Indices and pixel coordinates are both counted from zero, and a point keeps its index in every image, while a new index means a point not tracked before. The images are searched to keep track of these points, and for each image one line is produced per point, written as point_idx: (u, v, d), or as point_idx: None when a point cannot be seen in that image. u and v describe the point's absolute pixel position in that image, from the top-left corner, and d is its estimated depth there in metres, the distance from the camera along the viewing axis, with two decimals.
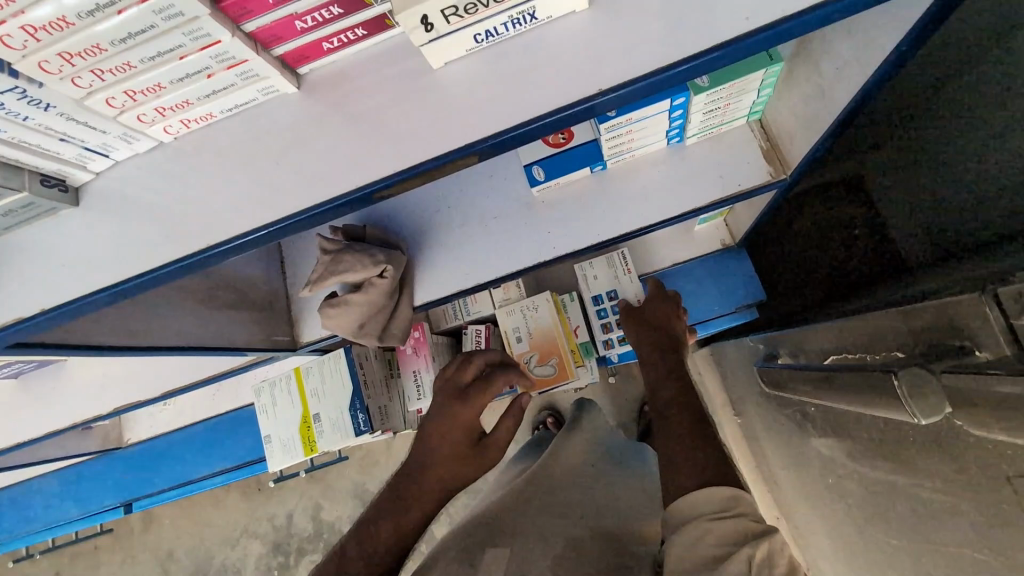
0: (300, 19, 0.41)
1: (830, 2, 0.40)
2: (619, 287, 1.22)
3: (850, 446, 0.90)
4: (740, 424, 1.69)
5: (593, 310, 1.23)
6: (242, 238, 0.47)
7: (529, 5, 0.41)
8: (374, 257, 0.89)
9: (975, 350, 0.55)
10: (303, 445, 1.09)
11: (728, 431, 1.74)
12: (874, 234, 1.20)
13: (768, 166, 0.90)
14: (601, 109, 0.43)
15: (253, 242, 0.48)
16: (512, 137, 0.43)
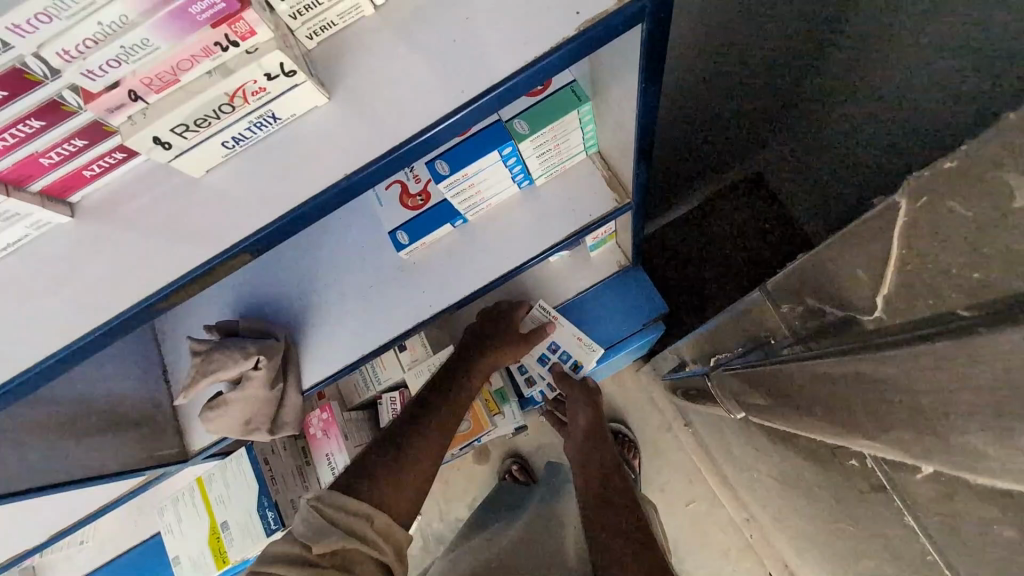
0: (44, 156, 0.43)
1: (555, 50, 0.44)
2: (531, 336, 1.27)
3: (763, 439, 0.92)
4: (692, 433, 1.70)
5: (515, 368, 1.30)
6: (29, 371, 0.47)
7: (263, 109, 0.44)
8: (245, 350, 0.87)
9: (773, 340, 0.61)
10: (214, 558, 1.03)
11: (684, 442, 1.74)
12: (782, 221, 1.34)
13: (612, 193, 0.95)
14: (438, 138, 0.46)
15: (43, 373, 0.47)
16: (362, 179, 0.46)
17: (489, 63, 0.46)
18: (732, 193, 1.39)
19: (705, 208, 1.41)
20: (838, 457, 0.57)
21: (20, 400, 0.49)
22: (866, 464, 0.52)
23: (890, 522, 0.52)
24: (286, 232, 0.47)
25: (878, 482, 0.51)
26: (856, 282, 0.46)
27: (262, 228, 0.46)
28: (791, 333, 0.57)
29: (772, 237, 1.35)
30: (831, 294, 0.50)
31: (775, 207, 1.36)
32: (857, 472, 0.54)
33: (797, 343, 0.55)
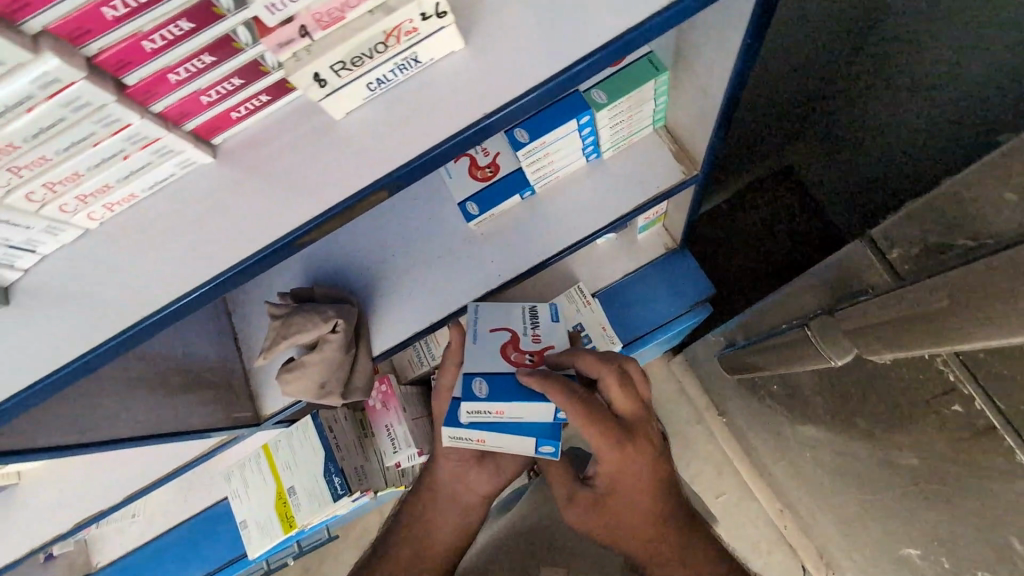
0: (205, 94, 0.45)
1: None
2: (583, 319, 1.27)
3: (829, 412, 0.92)
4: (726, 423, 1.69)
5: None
6: (180, 302, 0.49)
7: (410, 51, 0.46)
8: (324, 313, 0.90)
9: (869, 290, 0.61)
10: (281, 523, 1.05)
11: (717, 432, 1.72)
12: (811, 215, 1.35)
13: (680, 165, 0.96)
14: (570, 82, 0.48)
15: (191, 304, 0.50)
16: (501, 119, 0.48)
17: (621, 9, 0.48)
18: (760, 187, 1.39)
19: (733, 202, 1.41)
20: (934, 406, 0.64)
21: (162, 332, 0.51)
22: (972, 407, 0.59)
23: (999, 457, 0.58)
24: (422, 170, 0.49)
25: (988, 422, 0.58)
26: None
27: (402, 165, 0.48)
28: (891, 276, 0.58)
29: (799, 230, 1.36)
30: (964, 227, 0.51)
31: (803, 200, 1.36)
32: (960, 416, 0.61)
33: (899, 281, 0.56)
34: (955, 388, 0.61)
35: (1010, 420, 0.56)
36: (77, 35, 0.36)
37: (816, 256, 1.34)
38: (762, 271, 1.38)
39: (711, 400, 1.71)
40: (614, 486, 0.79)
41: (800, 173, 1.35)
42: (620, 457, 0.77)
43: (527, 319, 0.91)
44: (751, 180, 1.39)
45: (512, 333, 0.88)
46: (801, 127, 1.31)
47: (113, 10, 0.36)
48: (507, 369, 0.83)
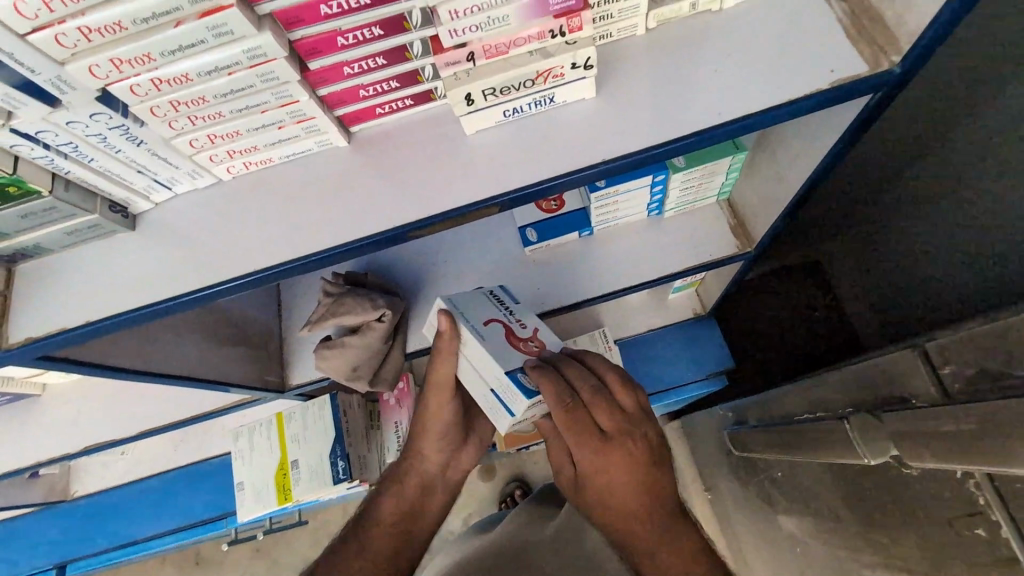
0: (364, 89, 0.50)
1: (811, 96, 0.51)
2: None
3: (830, 511, 0.93)
4: (710, 499, 1.69)
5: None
6: (282, 266, 0.53)
7: (550, 91, 0.51)
8: (374, 302, 0.95)
9: (911, 399, 0.63)
10: (276, 493, 1.07)
11: (699, 507, 1.72)
12: (830, 315, 1.32)
13: (735, 240, 1.01)
14: (690, 146, 0.52)
15: (293, 270, 0.54)
16: (624, 164, 0.52)
17: (745, 97, 0.53)
18: (782, 276, 1.41)
19: (757, 279, 1.44)
20: (956, 526, 0.63)
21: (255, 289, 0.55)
22: (997, 535, 0.57)
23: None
24: (536, 196, 0.53)
25: (1010, 554, 0.55)
26: None
27: (517, 190, 0.52)
28: (937, 388, 0.60)
29: (815, 328, 1.34)
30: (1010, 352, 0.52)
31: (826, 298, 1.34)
32: (982, 540, 0.59)
33: (944, 398, 0.58)
34: (982, 512, 0.59)
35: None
36: (291, 21, 0.42)
37: (829, 353, 1.30)
38: (772, 357, 1.40)
39: (701, 474, 1.71)
40: (603, 488, 0.61)
41: (831, 268, 1.33)
42: (608, 454, 0.61)
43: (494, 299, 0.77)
44: (775, 267, 1.42)
45: (502, 319, 0.73)
46: (840, 225, 1.30)
47: (328, 9, 0.41)
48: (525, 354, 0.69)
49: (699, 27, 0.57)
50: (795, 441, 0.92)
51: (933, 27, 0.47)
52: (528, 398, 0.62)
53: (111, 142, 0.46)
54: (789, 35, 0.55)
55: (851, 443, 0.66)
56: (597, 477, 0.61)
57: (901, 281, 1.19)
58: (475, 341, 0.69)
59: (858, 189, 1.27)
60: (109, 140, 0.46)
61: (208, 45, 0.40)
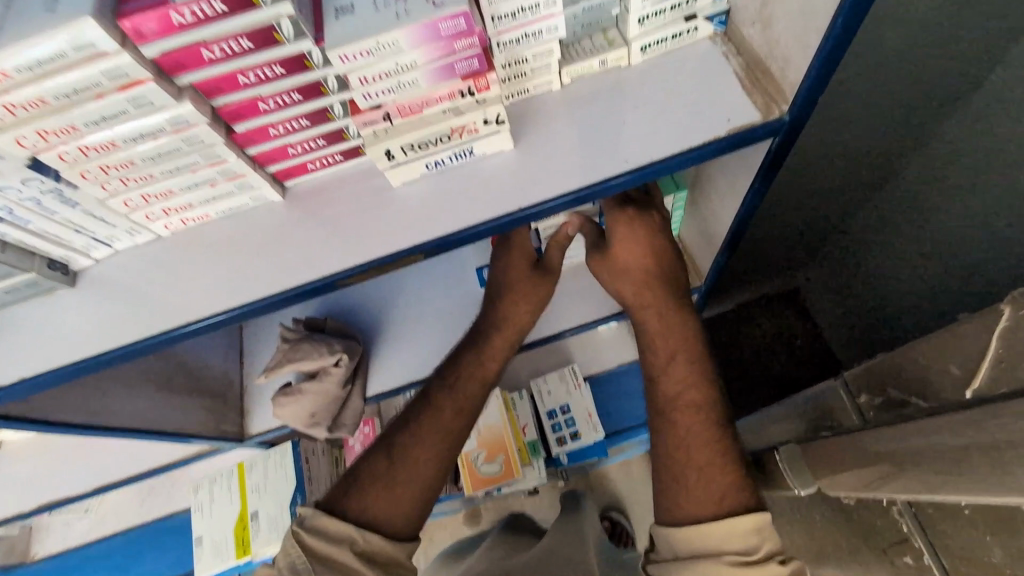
0: (292, 147, 0.54)
1: (722, 138, 0.55)
2: (571, 400, 1.38)
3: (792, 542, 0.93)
4: None
5: (548, 423, 1.38)
6: (214, 318, 0.55)
7: (468, 144, 0.55)
8: (331, 346, 0.96)
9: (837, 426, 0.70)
10: (235, 547, 1.04)
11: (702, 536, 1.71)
12: (813, 343, 1.35)
13: (686, 274, 1.05)
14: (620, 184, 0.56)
15: (220, 322, 0.55)
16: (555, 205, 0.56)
17: (651, 146, 0.57)
18: (765, 305, 1.41)
19: (739, 311, 1.43)
20: (890, 555, 0.63)
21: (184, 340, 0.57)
22: (921, 562, 0.58)
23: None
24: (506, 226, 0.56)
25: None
26: (947, 377, 0.52)
27: (572, 191, 0.55)
28: (860, 419, 0.65)
29: (798, 355, 1.36)
30: (914, 384, 0.57)
31: (808, 325, 1.36)
32: (910, 570, 0.60)
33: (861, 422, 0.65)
34: (907, 539, 0.61)
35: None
36: (216, 91, 0.45)
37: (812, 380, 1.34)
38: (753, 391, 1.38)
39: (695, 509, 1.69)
40: (617, 252, 0.72)
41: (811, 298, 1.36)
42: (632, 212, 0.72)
43: None
44: (757, 296, 1.42)
45: None
46: (815, 254, 1.29)
47: (247, 79, 0.45)
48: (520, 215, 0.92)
49: (609, 81, 0.61)
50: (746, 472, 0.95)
51: (809, 80, 0.51)
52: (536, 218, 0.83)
53: (44, 206, 0.48)
54: (691, 86, 0.59)
55: (785, 475, 0.72)
56: (620, 236, 0.72)
57: (879, 308, 1.17)
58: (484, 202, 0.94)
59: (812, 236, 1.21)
60: (44, 204, 0.48)
61: (131, 115, 0.43)
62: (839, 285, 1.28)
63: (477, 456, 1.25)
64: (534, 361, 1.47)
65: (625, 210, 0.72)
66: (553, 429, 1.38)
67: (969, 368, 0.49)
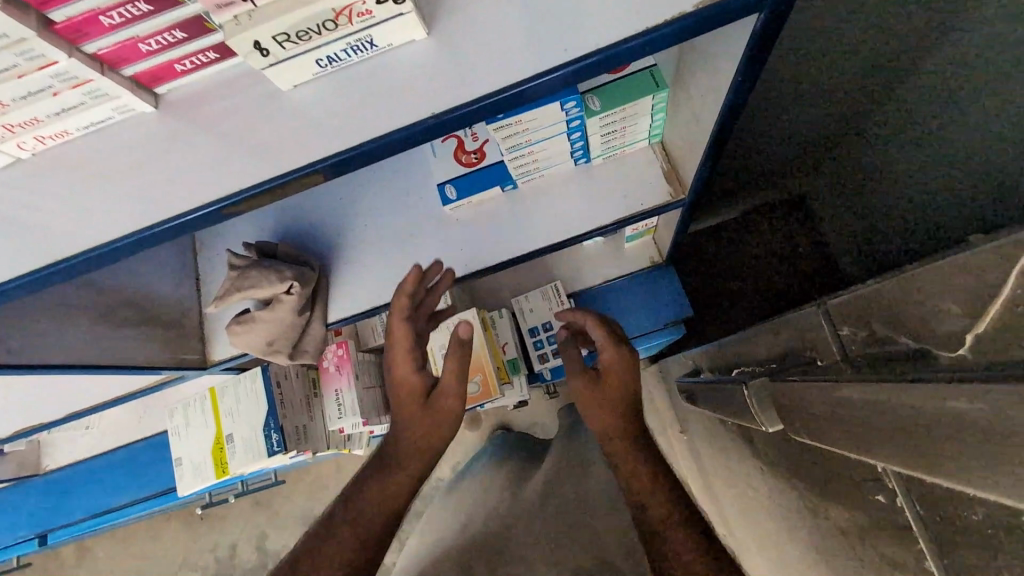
0: (144, 42, 0.44)
1: (689, 15, 0.43)
2: (553, 319, 1.34)
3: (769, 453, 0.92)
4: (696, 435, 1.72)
5: (529, 341, 1.35)
6: (109, 246, 0.48)
7: (364, 33, 0.44)
8: (280, 273, 0.89)
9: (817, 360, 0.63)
10: (214, 467, 1.06)
11: (694, 440, 1.76)
12: (816, 250, 1.37)
13: (668, 186, 0.95)
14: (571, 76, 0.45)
15: (109, 254, 0.48)
16: (481, 108, 0.45)
17: (596, 28, 0.45)
18: (769, 212, 1.44)
19: (741, 221, 1.46)
20: (862, 490, 0.60)
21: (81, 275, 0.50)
22: (893, 502, 0.54)
23: (902, 559, 0.53)
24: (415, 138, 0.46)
25: (905, 523, 0.52)
26: (948, 318, 0.44)
27: (491, 96, 0.45)
28: (838, 352, 0.58)
29: (800, 262, 1.40)
30: (901, 321, 0.50)
31: (811, 232, 1.39)
32: (881, 507, 0.56)
33: (844, 361, 0.57)
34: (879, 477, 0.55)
35: (930, 532, 0.49)
36: (41, 1, 0.38)
37: (815, 289, 1.37)
38: (756, 302, 1.43)
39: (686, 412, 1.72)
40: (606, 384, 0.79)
41: (815, 204, 1.37)
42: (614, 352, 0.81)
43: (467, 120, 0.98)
44: (761, 203, 1.43)
45: (457, 139, 0.97)
46: (822, 162, 1.29)
47: None
48: (463, 169, 0.96)
49: None
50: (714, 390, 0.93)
51: None
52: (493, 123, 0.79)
53: None
54: None
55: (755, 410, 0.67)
56: (609, 373, 0.80)
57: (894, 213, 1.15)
58: (432, 156, 0.98)
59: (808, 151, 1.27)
60: None
61: None
62: (847, 190, 1.27)
63: None
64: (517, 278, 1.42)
65: (610, 347, 0.82)
66: (535, 347, 1.35)
67: (970, 307, 0.42)
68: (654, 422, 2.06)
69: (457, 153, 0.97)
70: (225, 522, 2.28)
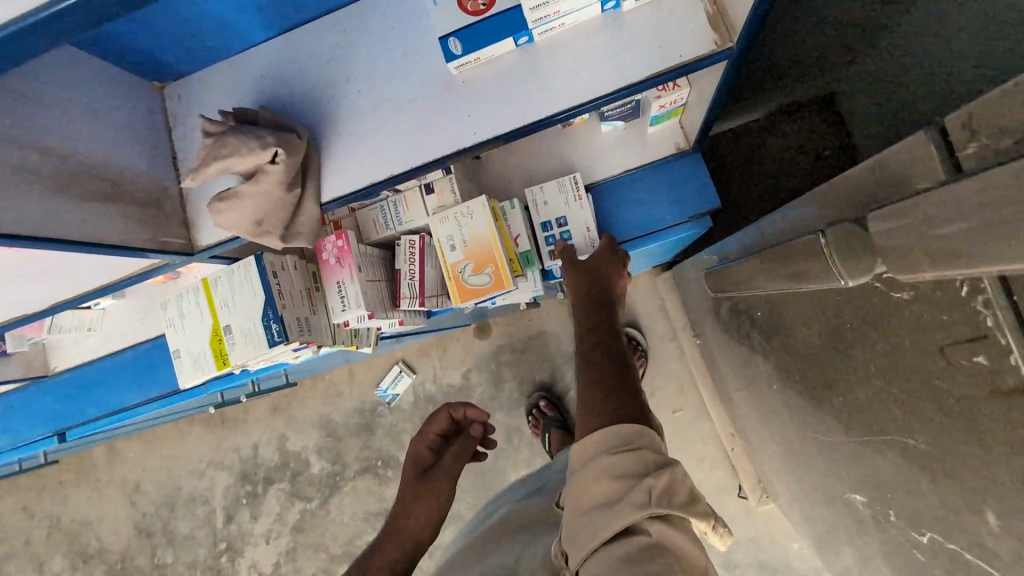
0: None
1: None
2: (568, 214, 1.23)
3: (801, 338, 0.86)
4: (714, 338, 1.67)
5: (542, 236, 1.25)
6: (67, 1, 0.45)
7: None
8: (262, 140, 0.79)
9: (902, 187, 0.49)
10: (214, 359, 1.01)
11: (712, 344, 1.71)
12: (840, 147, 1.38)
13: (713, 33, 0.80)
14: None
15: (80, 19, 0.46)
16: None
17: None
18: (791, 113, 1.43)
19: (763, 122, 1.45)
20: (947, 356, 0.50)
21: (62, 39, 0.51)
22: (1003, 361, 0.44)
23: (1001, 425, 0.46)
24: None
25: (1016, 382, 0.43)
26: None
27: None
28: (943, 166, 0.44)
29: (822, 162, 1.40)
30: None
31: (837, 132, 1.39)
32: (980, 370, 0.47)
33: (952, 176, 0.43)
34: (983, 336, 0.45)
35: None
36: None
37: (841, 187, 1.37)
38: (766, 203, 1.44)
39: (706, 314, 1.66)
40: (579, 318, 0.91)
41: (843, 101, 1.37)
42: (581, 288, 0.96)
43: None
44: (786, 103, 1.42)
45: None
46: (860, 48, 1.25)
47: None
48: (469, 18, 0.81)
49: None
50: (761, 268, 0.83)
51: None
52: None
53: None
54: None
55: (827, 261, 0.54)
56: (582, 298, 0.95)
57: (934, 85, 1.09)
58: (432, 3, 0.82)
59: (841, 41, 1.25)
60: None
61: None
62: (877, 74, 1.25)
63: (464, 267, 1.13)
64: (529, 167, 1.30)
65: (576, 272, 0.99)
66: (546, 242, 1.25)
67: None
68: (665, 327, 2.01)
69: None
70: (244, 425, 2.34)
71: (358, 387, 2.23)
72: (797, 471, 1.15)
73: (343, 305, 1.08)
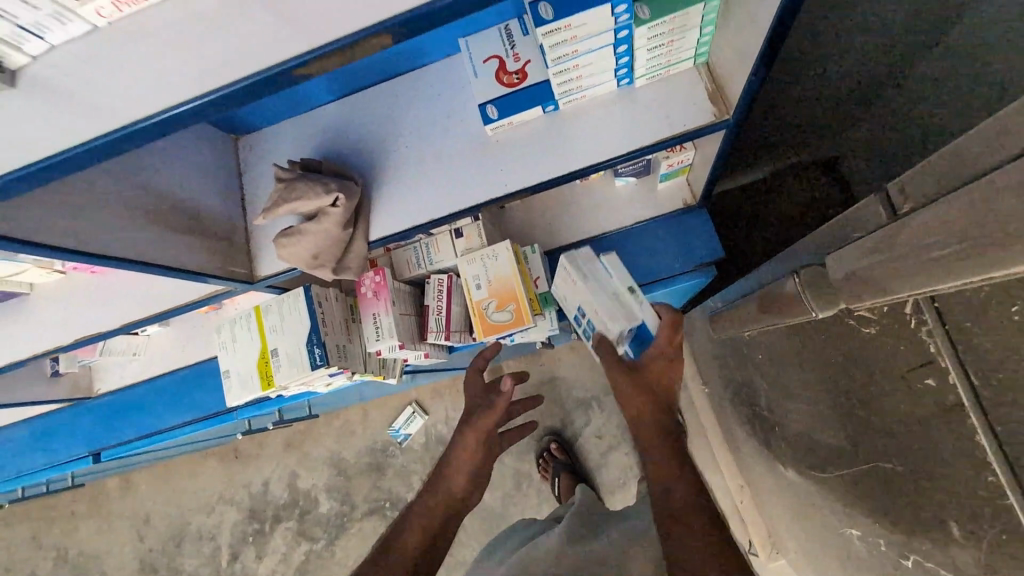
0: None
1: None
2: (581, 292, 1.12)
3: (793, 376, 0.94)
4: (720, 385, 1.73)
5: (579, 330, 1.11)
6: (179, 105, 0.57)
7: None
8: (325, 185, 0.93)
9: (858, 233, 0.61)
10: (260, 379, 1.11)
11: (718, 391, 1.77)
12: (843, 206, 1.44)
13: (713, 106, 0.93)
14: None
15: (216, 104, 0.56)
16: None
17: None
18: (800, 172, 1.51)
19: (772, 180, 1.54)
20: (907, 380, 0.59)
21: None
22: (946, 382, 0.53)
23: (950, 439, 0.54)
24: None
25: (957, 400, 0.52)
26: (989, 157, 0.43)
27: None
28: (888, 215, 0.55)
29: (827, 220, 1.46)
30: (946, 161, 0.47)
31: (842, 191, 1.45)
32: (931, 392, 0.56)
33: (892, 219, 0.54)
34: (934, 361, 0.55)
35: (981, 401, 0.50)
36: None
37: None
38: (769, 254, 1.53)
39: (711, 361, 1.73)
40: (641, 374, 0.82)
41: (848, 163, 1.44)
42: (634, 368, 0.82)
43: (507, 39, 0.97)
44: (793, 163, 1.51)
45: (499, 58, 0.96)
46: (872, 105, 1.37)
47: None
48: (506, 90, 0.95)
49: None
50: (752, 310, 0.93)
51: None
52: (540, 26, 0.77)
53: None
54: None
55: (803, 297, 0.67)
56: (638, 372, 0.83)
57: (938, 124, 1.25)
58: (474, 78, 0.97)
59: (848, 95, 1.40)
60: None
61: None
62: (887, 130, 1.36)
63: (487, 304, 1.24)
64: (548, 217, 1.44)
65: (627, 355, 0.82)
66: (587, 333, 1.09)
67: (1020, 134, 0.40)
68: None
69: (499, 72, 0.96)
70: (259, 458, 2.39)
71: (373, 424, 2.28)
72: (798, 514, 1.19)
73: (378, 336, 1.18)
